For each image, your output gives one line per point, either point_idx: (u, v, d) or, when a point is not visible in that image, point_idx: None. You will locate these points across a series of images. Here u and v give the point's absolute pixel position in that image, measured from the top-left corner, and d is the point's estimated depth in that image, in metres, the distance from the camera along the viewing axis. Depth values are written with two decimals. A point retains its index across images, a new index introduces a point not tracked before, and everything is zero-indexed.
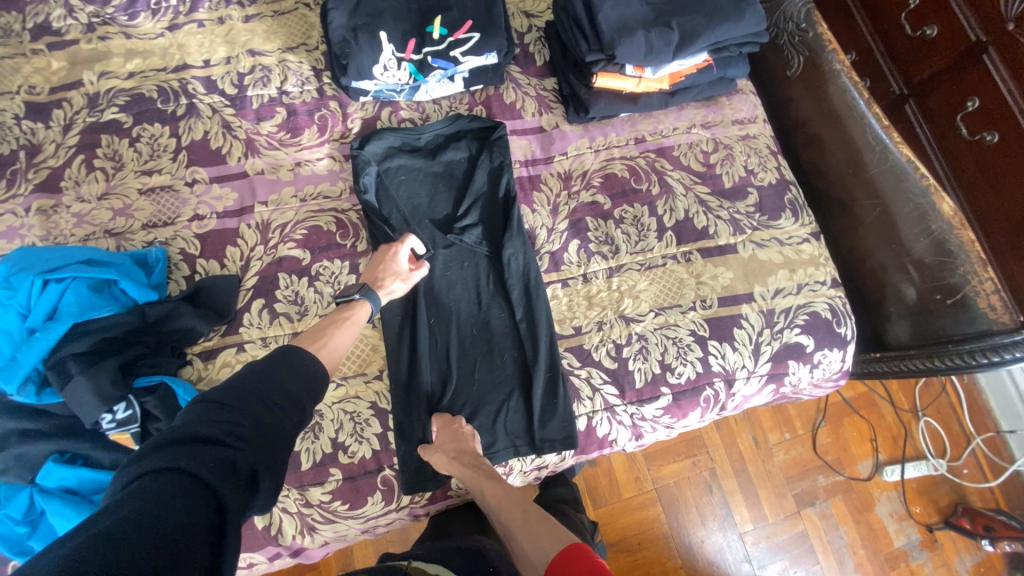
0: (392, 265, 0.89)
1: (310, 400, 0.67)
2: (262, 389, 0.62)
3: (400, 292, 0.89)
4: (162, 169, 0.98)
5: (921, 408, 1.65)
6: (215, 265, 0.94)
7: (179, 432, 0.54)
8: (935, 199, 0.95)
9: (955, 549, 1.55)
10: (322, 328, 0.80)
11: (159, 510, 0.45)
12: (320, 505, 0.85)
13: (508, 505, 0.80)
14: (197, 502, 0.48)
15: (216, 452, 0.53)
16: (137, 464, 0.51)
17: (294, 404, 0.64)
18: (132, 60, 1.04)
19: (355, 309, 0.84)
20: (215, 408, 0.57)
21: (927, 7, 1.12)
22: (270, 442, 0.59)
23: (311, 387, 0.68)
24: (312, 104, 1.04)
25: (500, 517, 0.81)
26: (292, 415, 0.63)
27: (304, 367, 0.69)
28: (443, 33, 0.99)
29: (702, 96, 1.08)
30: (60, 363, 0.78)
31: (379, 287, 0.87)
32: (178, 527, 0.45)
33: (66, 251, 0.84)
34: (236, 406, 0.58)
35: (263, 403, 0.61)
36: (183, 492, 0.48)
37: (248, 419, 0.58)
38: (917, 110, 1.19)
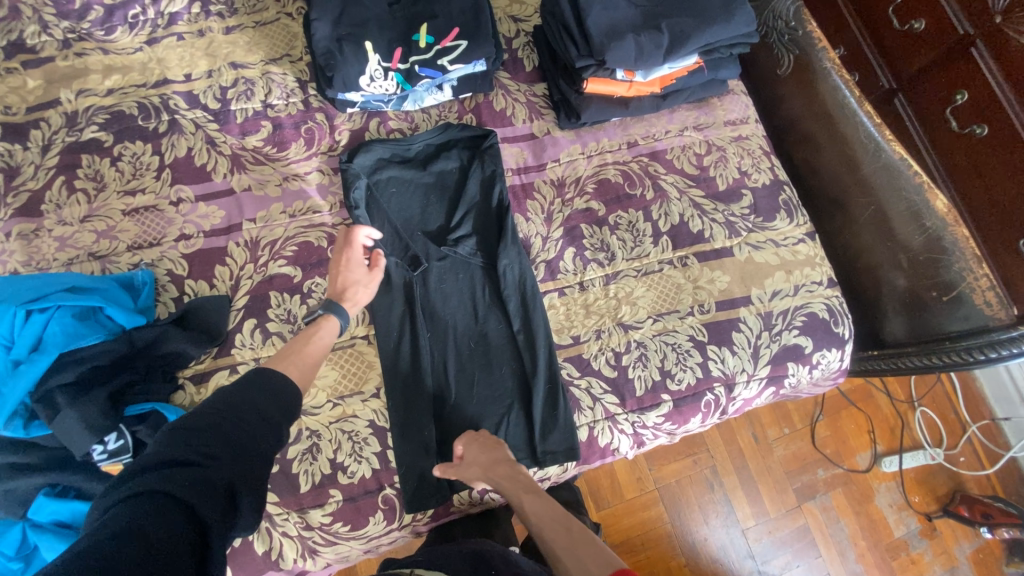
0: (350, 270, 0.88)
1: (286, 419, 0.64)
2: (235, 408, 0.60)
3: (366, 300, 0.88)
4: (146, 188, 0.96)
5: (917, 398, 1.66)
6: (204, 286, 0.92)
7: (154, 458, 0.53)
8: (929, 196, 0.95)
9: (955, 537, 1.56)
10: (293, 347, 0.78)
11: (133, 534, 0.45)
12: (321, 528, 0.83)
13: (551, 526, 0.77)
14: (172, 522, 0.47)
15: (189, 471, 0.52)
16: (116, 491, 0.50)
17: (269, 420, 0.61)
18: (110, 76, 1.01)
19: (321, 325, 0.82)
20: (188, 431, 0.56)
21: (915, 3, 1.12)
22: (246, 458, 0.56)
23: (288, 401, 0.66)
24: (299, 117, 1.02)
25: (544, 533, 0.77)
26: (271, 431, 0.61)
27: (277, 385, 0.66)
28: (429, 41, 0.97)
29: (693, 98, 1.07)
30: (48, 396, 0.76)
31: (343, 299, 0.86)
32: (150, 549, 0.44)
33: (49, 279, 0.82)
34: (209, 424, 0.57)
35: (235, 421, 0.58)
36: (159, 514, 0.47)
37: (222, 438, 0.56)
38: (907, 104, 1.18)
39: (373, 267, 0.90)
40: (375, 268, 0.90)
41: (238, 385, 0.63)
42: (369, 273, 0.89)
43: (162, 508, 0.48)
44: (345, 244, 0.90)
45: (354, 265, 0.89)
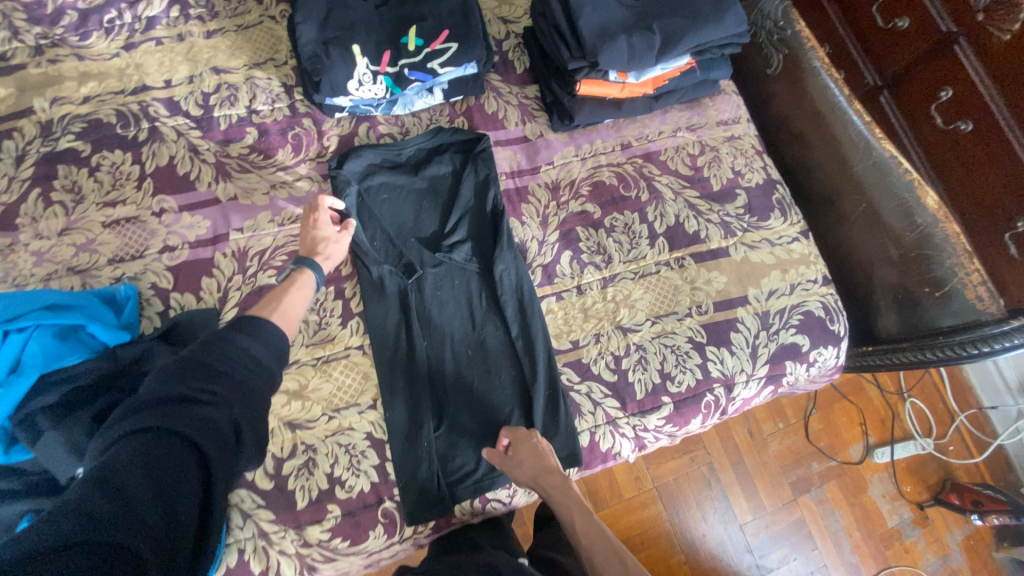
0: (319, 230, 0.86)
1: (279, 365, 0.64)
2: (227, 352, 0.58)
3: (339, 255, 0.86)
4: (127, 199, 0.92)
5: (906, 389, 1.69)
6: (190, 299, 0.89)
7: (149, 397, 0.52)
8: (919, 194, 0.96)
9: (946, 525, 1.59)
10: (271, 298, 0.74)
11: (139, 475, 0.45)
12: (319, 545, 0.81)
13: (605, 553, 0.78)
14: (180, 464, 0.48)
15: (194, 412, 0.51)
16: (116, 429, 0.49)
17: (264, 366, 0.62)
18: (86, 83, 0.97)
19: (297, 278, 0.79)
20: (181, 371, 0.55)
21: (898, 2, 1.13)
22: (246, 400, 0.56)
23: (279, 348, 0.65)
24: (285, 123, 1.00)
25: (595, 557, 0.78)
26: (264, 377, 0.60)
27: (268, 334, 0.64)
28: (419, 44, 0.95)
29: (686, 99, 1.07)
30: (29, 419, 0.73)
31: (316, 254, 0.83)
32: (162, 489, 0.45)
33: (24, 295, 0.77)
34: (208, 367, 0.56)
35: (229, 364, 0.57)
36: (161, 455, 0.47)
37: (217, 380, 0.55)
38: (892, 101, 1.20)
39: (343, 228, 0.88)
40: (345, 230, 0.88)
41: (230, 332, 0.62)
42: (339, 233, 0.87)
43: (172, 449, 0.48)
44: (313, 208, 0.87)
45: (322, 223, 0.86)
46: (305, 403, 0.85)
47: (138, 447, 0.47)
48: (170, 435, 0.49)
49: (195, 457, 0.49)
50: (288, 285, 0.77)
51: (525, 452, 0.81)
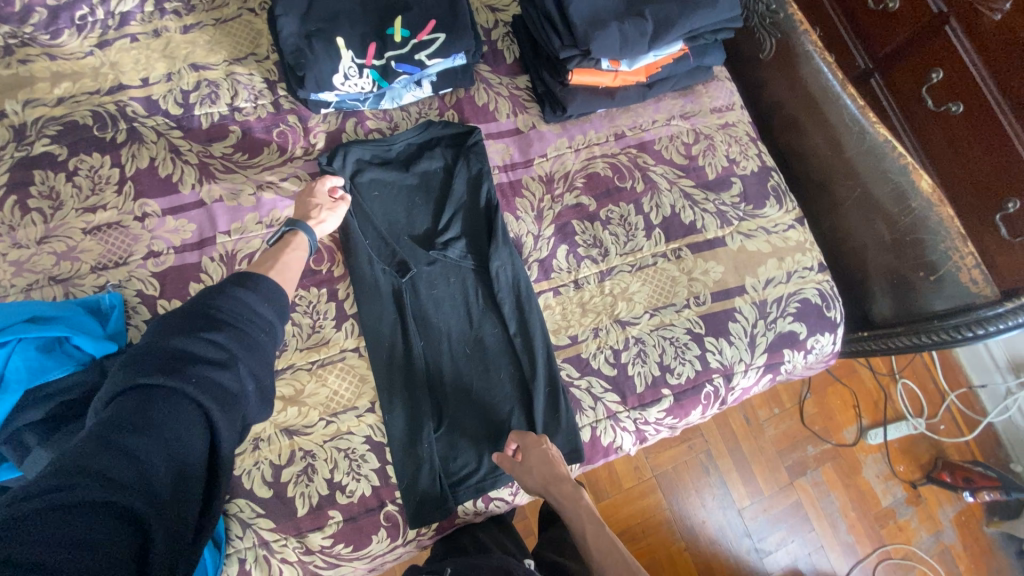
0: (314, 197, 0.86)
1: (278, 324, 0.67)
2: (226, 308, 0.61)
3: (330, 223, 0.86)
4: (108, 204, 0.89)
5: (898, 370, 1.71)
6: (179, 305, 0.86)
7: (153, 348, 0.55)
8: (913, 177, 0.95)
9: (938, 502, 1.62)
10: (267, 257, 0.77)
11: (150, 419, 0.48)
12: (322, 551, 0.80)
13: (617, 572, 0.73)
14: (188, 410, 0.51)
15: (195, 369, 0.54)
16: (123, 376, 0.52)
17: (263, 323, 0.64)
18: (59, 84, 0.93)
19: (291, 240, 0.80)
20: (182, 326, 0.57)
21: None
22: (247, 355, 0.59)
23: (277, 305, 0.68)
24: (269, 120, 0.97)
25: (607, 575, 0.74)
26: (262, 331, 0.63)
27: (267, 290, 0.67)
28: (405, 35, 0.92)
29: (679, 86, 1.05)
30: (16, 436, 0.71)
31: (307, 218, 0.84)
32: (174, 431, 0.49)
33: (4, 308, 0.75)
34: (209, 329, 0.58)
35: (227, 321, 0.60)
36: (171, 402, 0.50)
37: (217, 334, 0.58)
38: (883, 84, 1.19)
39: (338, 195, 0.88)
40: (341, 199, 0.88)
41: (229, 291, 0.63)
42: (334, 202, 0.87)
43: (179, 408, 0.51)
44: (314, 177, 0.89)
45: (316, 190, 0.87)
46: (302, 409, 0.84)
47: (144, 405, 0.49)
48: (175, 396, 0.51)
49: (200, 414, 0.52)
50: (283, 246, 0.79)
51: (536, 458, 0.80)
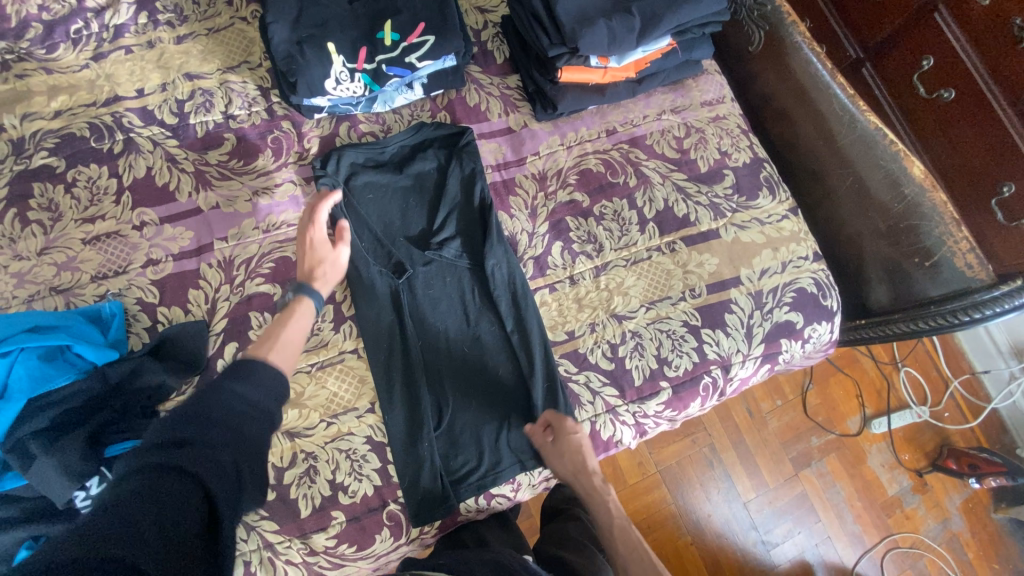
0: (315, 250, 0.85)
1: (278, 408, 0.66)
2: (229, 399, 0.62)
3: (335, 277, 0.86)
4: (106, 214, 0.90)
5: (901, 359, 1.71)
6: (178, 312, 0.87)
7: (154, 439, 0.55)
8: (906, 164, 0.96)
9: (945, 489, 1.62)
10: (270, 333, 0.77)
11: (150, 500, 0.47)
12: (326, 551, 0.81)
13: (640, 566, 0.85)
14: (189, 491, 0.50)
15: (197, 452, 0.53)
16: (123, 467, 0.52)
17: (263, 411, 0.64)
18: (56, 97, 0.95)
19: (295, 310, 0.81)
20: (185, 415, 0.58)
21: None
22: (248, 443, 0.59)
23: (278, 393, 0.68)
24: (263, 127, 0.98)
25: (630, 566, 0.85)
26: (263, 423, 0.63)
27: (269, 380, 0.68)
28: (395, 38, 0.93)
29: (669, 81, 1.06)
30: (20, 444, 0.71)
31: (313, 280, 0.83)
32: (173, 512, 0.47)
33: (8, 318, 0.76)
34: (209, 415, 0.58)
35: (230, 409, 0.60)
36: (173, 485, 0.49)
37: (220, 421, 0.58)
38: (875, 72, 1.19)
39: (338, 241, 0.86)
40: (341, 244, 0.86)
41: (229, 382, 0.64)
42: (334, 250, 0.86)
43: (179, 484, 0.50)
44: (308, 221, 0.85)
45: (315, 245, 0.85)
46: (303, 411, 0.85)
47: (145, 480, 0.49)
48: (175, 470, 0.51)
49: (202, 494, 0.51)
50: (287, 318, 0.79)
51: (566, 443, 0.84)
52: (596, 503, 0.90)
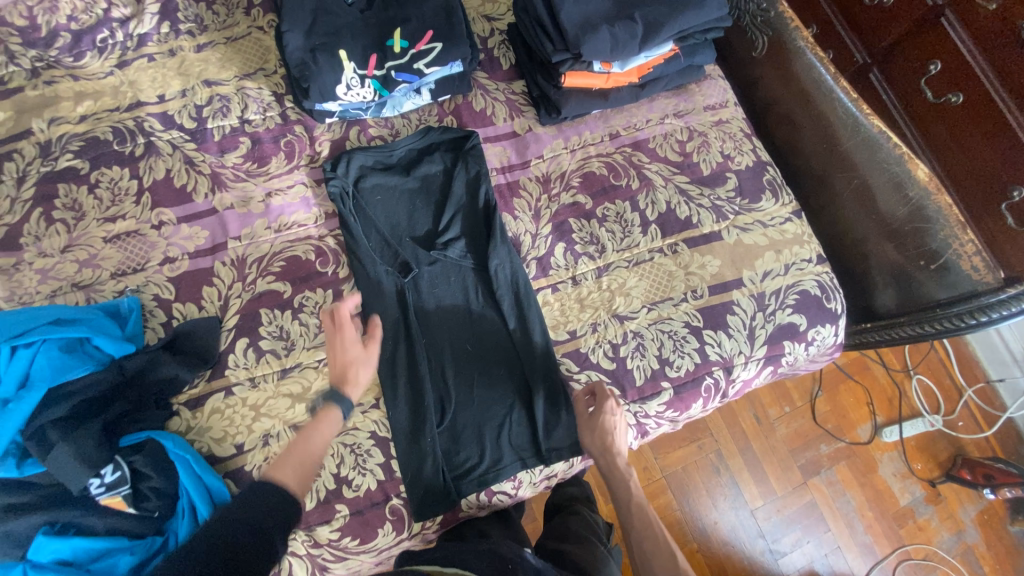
0: (345, 351, 0.83)
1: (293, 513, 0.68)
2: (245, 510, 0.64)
3: (368, 377, 0.83)
4: (126, 214, 0.94)
5: (913, 366, 1.69)
6: (193, 308, 0.90)
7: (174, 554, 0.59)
8: (910, 167, 0.96)
9: (959, 500, 1.58)
10: (294, 444, 0.74)
11: None
12: (330, 544, 0.83)
13: (656, 542, 0.79)
14: None
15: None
16: None
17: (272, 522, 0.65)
18: (82, 102, 0.99)
19: (323, 418, 0.79)
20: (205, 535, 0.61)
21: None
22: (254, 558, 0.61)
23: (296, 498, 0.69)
24: (277, 131, 1.01)
25: (645, 543, 0.79)
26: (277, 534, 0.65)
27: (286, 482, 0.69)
28: (404, 46, 0.96)
29: (672, 86, 1.07)
30: (39, 432, 0.74)
31: (346, 384, 0.81)
32: None
33: (32, 311, 0.79)
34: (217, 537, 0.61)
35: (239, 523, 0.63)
36: None
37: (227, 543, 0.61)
38: (882, 78, 1.20)
39: (369, 340, 0.84)
40: (371, 341, 0.84)
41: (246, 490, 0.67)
42: (365, 348, 0.84)
43: None
44: (334, 327, 0.84)
45: (348, 340, 0.83)
46: (310, 405, 0.87)
47: None
48: None
49: None
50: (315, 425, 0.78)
51: (601, 422, 0.85)
52: (614, 475, 0.86)
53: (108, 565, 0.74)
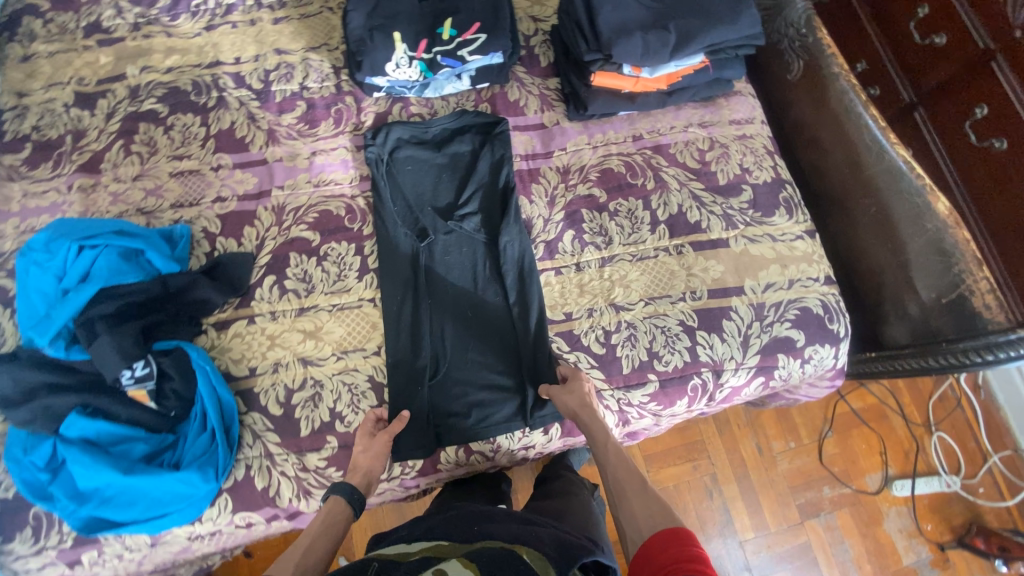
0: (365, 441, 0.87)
1: None
2: None
3: (374, 459, 0.86)
4: (192, 155, 1.07)
5: (935, 422, 1.60)
6: (233, 243, 1.01)
7: None
8: (931, 199, 0.96)
9: (969, 571, 1.48)
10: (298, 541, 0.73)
11: None
12: (316, 471, 0.89)
13: (627, 472, 0.78)
14: None
15: None
16: None
17: None
18: (171, 56, 1.14)
19: (329, 510, 0.78)
20: None
21: (937, 17, 1.11)
22: None
23: None
24: (330, 99, 1.12)
25: (619, 473, 0.79)
26: None
27: None
28: (452, 34, 1.06)
29: (700, 97, 1.11)
30: (88, 322, 0.86)
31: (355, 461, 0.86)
32: None
33: (102, 222, 0.93)
34: None
35: None
36: None
37: None
38: (927, 118, 1.17)
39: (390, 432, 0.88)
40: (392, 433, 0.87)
41: None
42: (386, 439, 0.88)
43: None
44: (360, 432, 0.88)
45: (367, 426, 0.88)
46: (319, 342, 0.95)
47: None
48: None
49: None
50: (318, 518, 0.77)
51: (578, 387, 0.89)
52: (593, 419, 0.85)
53: (123, 451, 0.84)
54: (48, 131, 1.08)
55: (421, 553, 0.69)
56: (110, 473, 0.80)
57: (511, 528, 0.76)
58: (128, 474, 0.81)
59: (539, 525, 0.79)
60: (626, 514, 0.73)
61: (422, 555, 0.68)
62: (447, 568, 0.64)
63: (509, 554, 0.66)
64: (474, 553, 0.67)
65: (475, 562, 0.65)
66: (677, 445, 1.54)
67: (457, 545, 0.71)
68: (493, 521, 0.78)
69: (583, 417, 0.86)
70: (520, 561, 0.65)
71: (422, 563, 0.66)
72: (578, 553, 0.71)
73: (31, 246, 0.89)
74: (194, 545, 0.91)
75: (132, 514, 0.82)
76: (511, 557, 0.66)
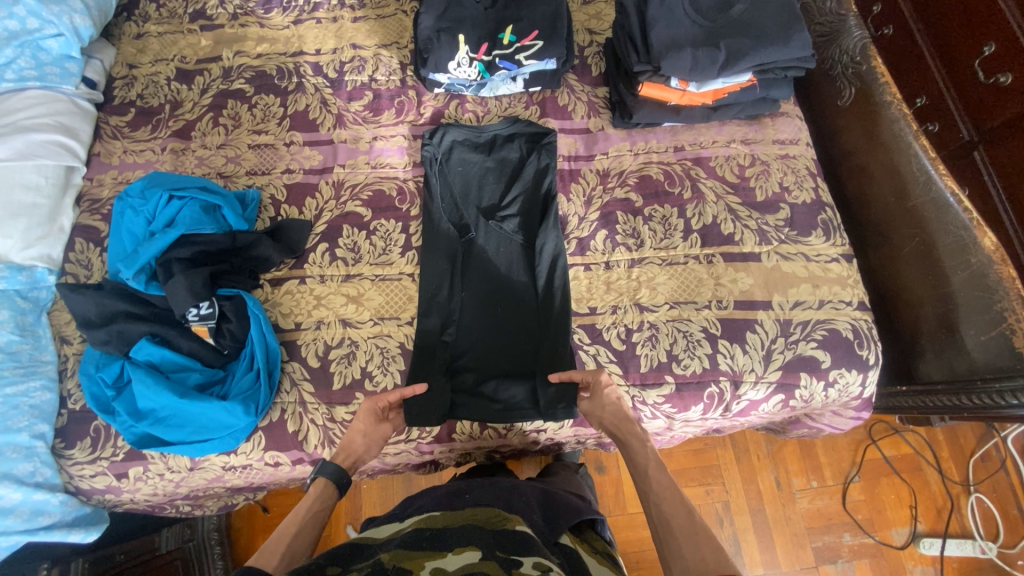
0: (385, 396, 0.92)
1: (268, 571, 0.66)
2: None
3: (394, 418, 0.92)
4: (269, 130, 1.19)
5: (974, 482, 1.49)
6: (295, 211, 1.12)
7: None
8: (977, 233, 0.94)
9: None
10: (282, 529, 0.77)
11: None
12: (342, 422, 0.97)
13: (673, 502, 0.76)
14: None
15: None
16: None
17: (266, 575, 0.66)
18: (261, 44, 1.29)
19: (314, 491, 0.82)
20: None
21: (1005, 55, 0.98)
22: None
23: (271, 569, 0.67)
24: (395, 91, 1.23)
25: (663, 507, 0.76)
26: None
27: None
28: (512, 39, 1.14)
29: (745, 114, 1.14)
30: (166, 263, 0.98)
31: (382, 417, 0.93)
32: None
33: (188, 178, 1.06)
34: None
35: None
36: None
37: None
38: (987, 159, 1.04)
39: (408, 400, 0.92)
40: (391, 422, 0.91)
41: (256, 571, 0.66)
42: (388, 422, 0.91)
43: None
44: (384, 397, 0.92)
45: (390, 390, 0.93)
46: (359, 307, 1.03)
47: None
48: None
49: None
50: (305, 500, 0.81)
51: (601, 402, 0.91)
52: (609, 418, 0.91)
53: (181, 378, 0.95)
54: (151, 99, 1.24)
55: (414, 524, 0.72)
56: (168, 395, 0.90)
57: (499, 494, 0.80)
58: (183, 398, 0.91)
59: (525, 488, 0.84)
60: (674, 556, 0.70)
61: (414, 528, 0.71)
62: (444, 564, 0.62)
63: (502, 532, 0.68)
64: (466, 536, 0.68)
65: (470, 547, 0.65)
66: (692, 466, 1.52)
67: (445, 515, 0.73)
68: (477, 488, 0.82)
69: (621, 434, 0.88)
70: (513, 532, 0.68)
71: (415, 534, 0.69)
72: (567, 515, 0.78)
73: (128, 193, 1.03)
74: (226, 476, 1.00)
75: (179, 435, 0.92)
76: (504, 534, 0.68)
